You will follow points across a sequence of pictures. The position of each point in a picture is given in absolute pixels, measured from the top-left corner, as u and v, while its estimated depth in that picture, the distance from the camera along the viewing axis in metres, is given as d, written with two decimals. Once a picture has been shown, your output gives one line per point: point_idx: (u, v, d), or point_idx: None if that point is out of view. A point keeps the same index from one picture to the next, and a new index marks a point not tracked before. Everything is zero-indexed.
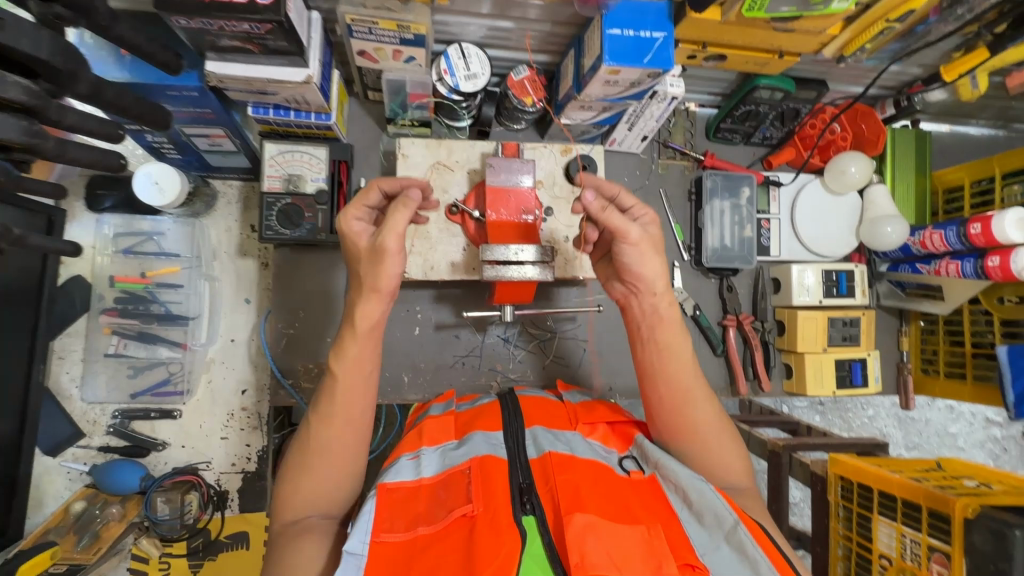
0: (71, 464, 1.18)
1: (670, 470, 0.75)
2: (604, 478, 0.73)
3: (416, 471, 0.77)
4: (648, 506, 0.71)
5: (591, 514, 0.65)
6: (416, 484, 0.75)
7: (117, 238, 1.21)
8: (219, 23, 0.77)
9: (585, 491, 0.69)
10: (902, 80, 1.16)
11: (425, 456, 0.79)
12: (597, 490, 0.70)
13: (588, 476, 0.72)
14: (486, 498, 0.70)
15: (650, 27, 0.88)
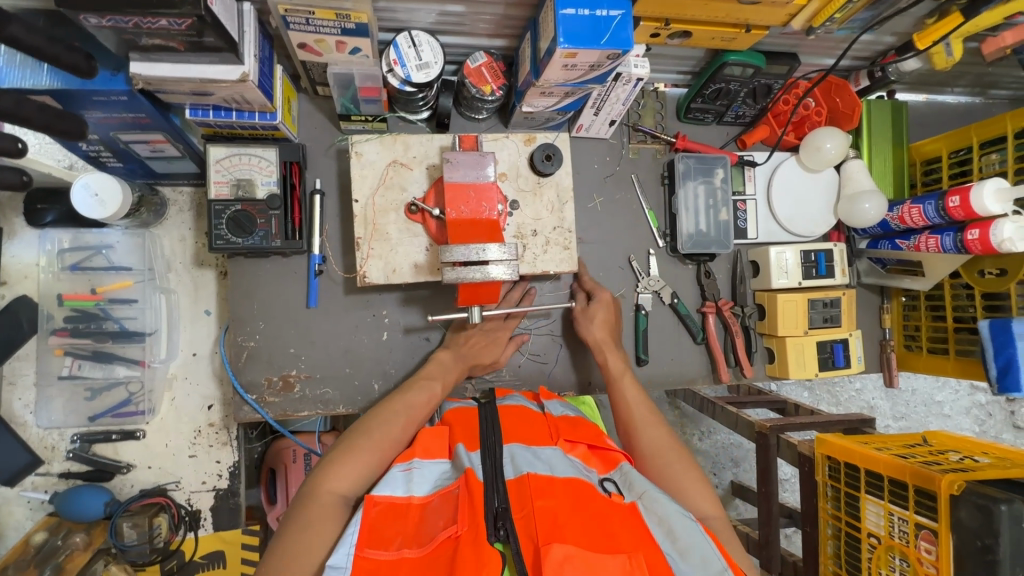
0: (31, 493, 1.13)
1: (654, 500, 0.72)
2: (585, 499, 0.69)
3: (407, 486, 0.74)
4: (631, 532, 0.67)
5: (570, 545, 0.61)
6: (406, 502, 0.72)
7: (63, 253, 1.14)
8: (135, 20, 0.71)
9: (565, 520, 0.65)
10: (876, 50, 1.11)
11: (417, 470, 0.76)
12: (578, 517, 0.66)
13: (567, 502, 0.68)
14: (471, 517, 0.66)
15: (607, 5, 0.82)
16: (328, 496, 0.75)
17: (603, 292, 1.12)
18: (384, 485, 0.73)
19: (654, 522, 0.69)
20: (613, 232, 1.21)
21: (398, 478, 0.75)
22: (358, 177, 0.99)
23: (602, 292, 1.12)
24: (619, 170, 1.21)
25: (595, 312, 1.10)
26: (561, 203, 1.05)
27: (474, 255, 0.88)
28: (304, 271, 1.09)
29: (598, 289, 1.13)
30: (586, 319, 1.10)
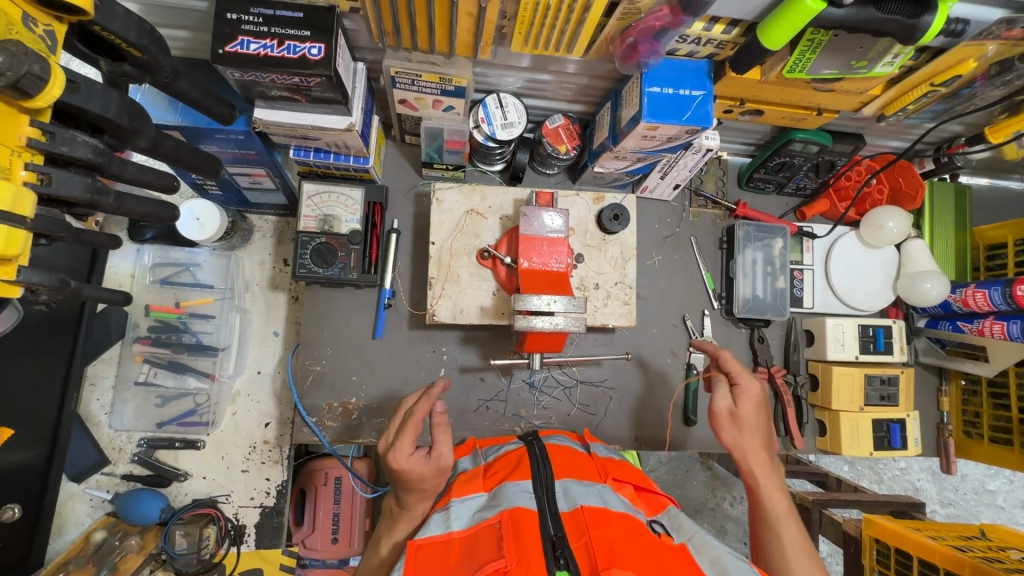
0: (94, 491, 1.19)
1: (704, 543, 0.72)
2: (638, 532, 0.70)
3: (445, 524, 0.75)
4: (688, 571, 0.67)
5: (629, 572, 0.62)
6: (448, 538, 0.72)
7: (155, 267, 1.24)
8: (271, 76, 0.80)
9: (621, 548, 0.66)
10: (943, 137, 1.14)
11: (454, 508, 0.78)
12: (633, 547, 0.67)
13: (622, 532, 0.69)
14: (519, 552, 0.67)
15: (690, 86, 0.87)
16: None
17: (751, 382, 0.89)
18: (423, 530, 0.74)
19: (706, 562, 0.70)
20: (669, 290, 1.24)
21: (435, 520, 0.76)
22: (435, 222, 1.06)
23: (749, 383, 0.89)
24: (678, 231, 1.25)
25: (741, 415, 0.87)
26: (624, 259, 1.09)
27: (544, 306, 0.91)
28: (373, 303, 1.15)
29: (744, 377, 0.89)
30: (732, 420, 0.88)
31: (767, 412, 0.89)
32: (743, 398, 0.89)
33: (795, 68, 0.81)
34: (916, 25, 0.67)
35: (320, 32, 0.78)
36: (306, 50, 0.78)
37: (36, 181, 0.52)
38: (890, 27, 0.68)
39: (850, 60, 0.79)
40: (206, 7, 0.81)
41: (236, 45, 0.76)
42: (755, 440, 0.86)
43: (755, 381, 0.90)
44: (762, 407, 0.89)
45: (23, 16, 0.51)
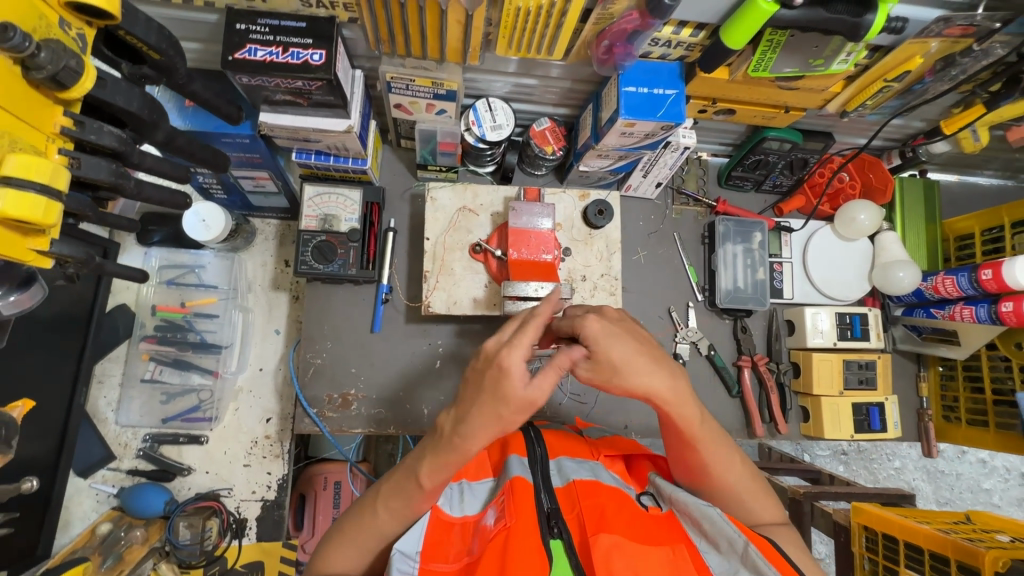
0: (100, 486, 1.22)
1: (690, 509, 0.74)
2: (629, 502, 0.72)
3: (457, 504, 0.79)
4: (676, 537, 0.69)
5: (617, 535, 0.65)
6: (464, 519, 0.76)
7: (162, 269, 1.29)
8: (276, 80, 0.87)
9: (612, 514, 0.68)
10: (906, 133, 1.21)
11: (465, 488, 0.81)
12: (624, 514, 0.69)
13: (613, 501, 0.71)
14: (518, 510, 0.68)
15: (663, 85, 0.95)
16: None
17: (591, 322, 0.71)
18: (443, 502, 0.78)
19: (692, 529, 0.73)
20: (655, 285, 1.29)
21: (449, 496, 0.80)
22: (430, 219, 1.12)
23: (587, 324, 0.72)
24: (662, 228, 1.32)
25: (614, 362, 0.71)
26: (609, 253, 1.15)
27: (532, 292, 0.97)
28: (371, 299, 1.20)
29: (583, 321, 0.71)
30: (611, 373, 0.72)
31: (620, 337, 0.74)
32: (603, 351, 0.71)
33: (759, 67, 0.88)
34: (860, 23, 0.74)
35: (322, 40, 0.85)
36: (309, 56, 0.85)
37: (67, 164, 0.58)
38: (838, 25, 0.75)
39: (808, 58, 0.86)
40: (217, 19, 0.88)
41: (245, 52, 0.83)
42: (648, 376, 0.73)
43: (593, 317, 0.72)
44: (624, 330, 0.74)
45: (60, 21, 0.58)
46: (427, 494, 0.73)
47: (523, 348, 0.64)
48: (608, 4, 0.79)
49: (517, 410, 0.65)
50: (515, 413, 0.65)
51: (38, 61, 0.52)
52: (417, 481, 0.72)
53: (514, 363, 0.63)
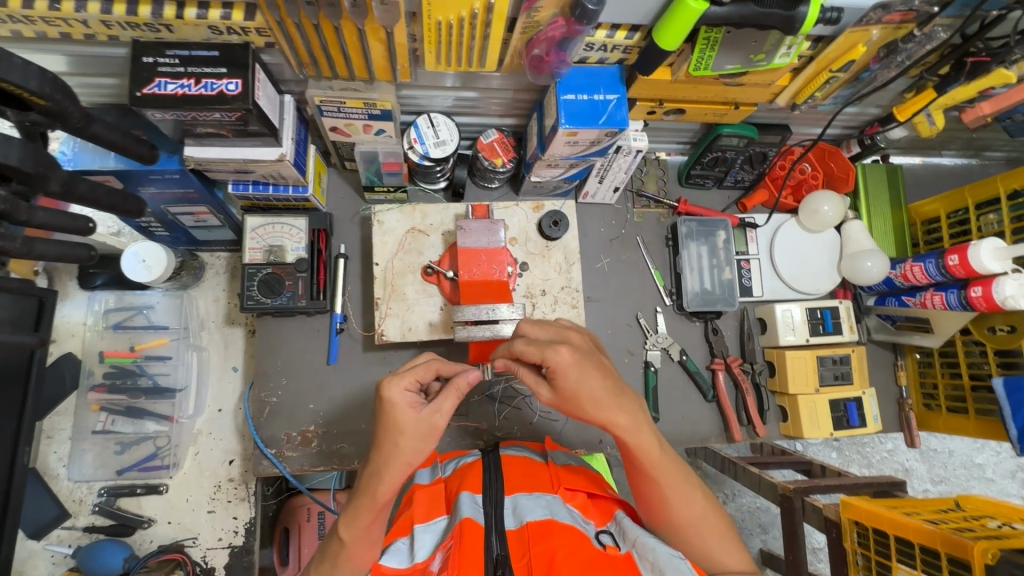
0: (55, 547, 1.16)
1: (648, 548, 0.71)
2: (584, 544, 0.69)
3: (410, 556, 0.74)
4: None
5: None
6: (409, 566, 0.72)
7: (108, 314, 1.24)
8: (192, 114, 0.82)
9: (561, 562, 0.66)
10: (863, 120, 1.19)
11: (417, 537, 0.76)
12: (575, 560, 0.66)
13: (565, 544, 0.68)
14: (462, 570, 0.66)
15: (604, 90, 0.91)
16: None
17: (557, 354, 0.70)
18: (389, 557, 0.74)
19: (647, 570, 0.69)
20: (620, 291, 1.26)
21: (401, 549, 0.76)
22: (379, 243, 1.07)
23: (557, 354, 0.70)
24: (624, 233, 1.28)
25: (567, 393, 0.71)
26: (568, 264, 1.11)
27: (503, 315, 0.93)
28: (326, 329, 1.16)
29: (549, 353, 0.70)
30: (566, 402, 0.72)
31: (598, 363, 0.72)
32: (563, 383, 0.70)
33: (699, 66, 0.84)
34: (794, 16, 0.70)
35: (237, 68, 0.80)
36: (223, 86, 0.80)
37: None
38: (771, 20, 0.71)
39: (748, 54, 0.83)
40: (125, 53, 0.83)
41: (154, 87, 0.78)
42: (604, 412, 0.72)
43: (564, 349, 0.70)
44: (597, 369, 0.72)
45: None
46: (356, 552, 0.75)
47: (408, 378, 0.72)
48: (531, 12, 0.75)
49: (418, 437, 0.70)
50: (416, 441, 0.70)
51: None
52: (339, 535, 0.75)
53: (399, 395, 0.70)
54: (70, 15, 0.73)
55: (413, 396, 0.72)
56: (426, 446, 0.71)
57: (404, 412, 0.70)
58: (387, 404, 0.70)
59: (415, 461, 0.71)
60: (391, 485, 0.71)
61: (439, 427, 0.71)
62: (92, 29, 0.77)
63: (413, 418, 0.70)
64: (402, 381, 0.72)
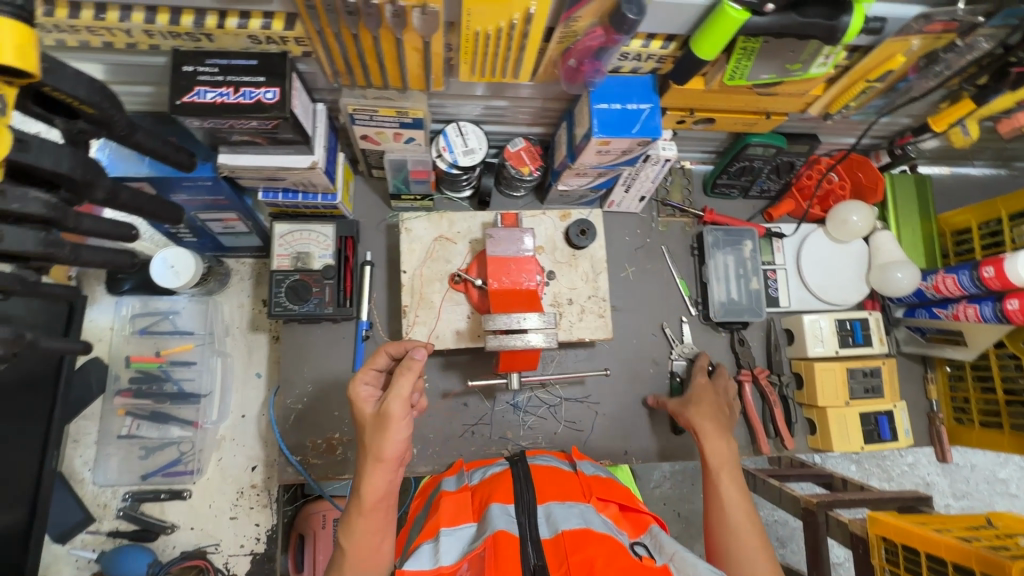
0: (80, 551, 1.16)
1: (686, 562, 0.70)
2: (621, 552, 0.69)
3: (434, 559, 0.73)
4: None
5: None
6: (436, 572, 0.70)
7: (135, 318, 1.25)
8: (229, 122, 0.82)
9: (601, 568, 0.66)
10: (894, 130, 1.17)
11: (442, 541, 0.75)
12: (613, 567, 0.66)
13: (603, 552, 0.68)
14: None
15: (637, 99, 0.91)
16: None
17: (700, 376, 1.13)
18: (412, 559, 0.72)
19: None
20: (645, 300, 1.25)
21: (425, 552, 0.74)
22: (406, 251, 1.08)
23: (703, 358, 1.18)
24: (649, 242, 1.27)
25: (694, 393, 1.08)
26: (595, 273, 1.10)
27: (538, 326, 0.92)
28: (351, 336, 1.16)
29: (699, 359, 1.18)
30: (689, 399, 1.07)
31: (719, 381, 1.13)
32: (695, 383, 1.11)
33: (735, 75, 0.84)
34: (837, 25, 0.70)
35: (276, 77, 0.81)
36: (261, 95, 0.80)
37: None
38: (813, 30, 0.71)
39: (785, 63, 0.82)
40: (164, 62, 0.84)
41: (194, 95, 0.79)
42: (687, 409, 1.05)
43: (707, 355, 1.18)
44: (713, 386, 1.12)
45: None
46: (360, 558, 0.75)
47: (370, 374, 0.80)
48: (570, 22, 0.75)
49: (376, 428, 0.74)
50: (375, 432, 0.74)
51: None
52: (339, 543, 0.75)
53: (360, 389, 0.79)
54: (115, 25, 0.74)
55: (373, 391, 0.79)
56: (384, 437, 0.73)
57: (364, 404, 0.77)
58: (352, 400, 0.79)
59: (382, 454, 0.73)
60: (372, 484, 0.74)
61: (390, 413, 0.73)
62: (134, 38, 0.78)
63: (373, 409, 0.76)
64: (365, 376, 0.80)
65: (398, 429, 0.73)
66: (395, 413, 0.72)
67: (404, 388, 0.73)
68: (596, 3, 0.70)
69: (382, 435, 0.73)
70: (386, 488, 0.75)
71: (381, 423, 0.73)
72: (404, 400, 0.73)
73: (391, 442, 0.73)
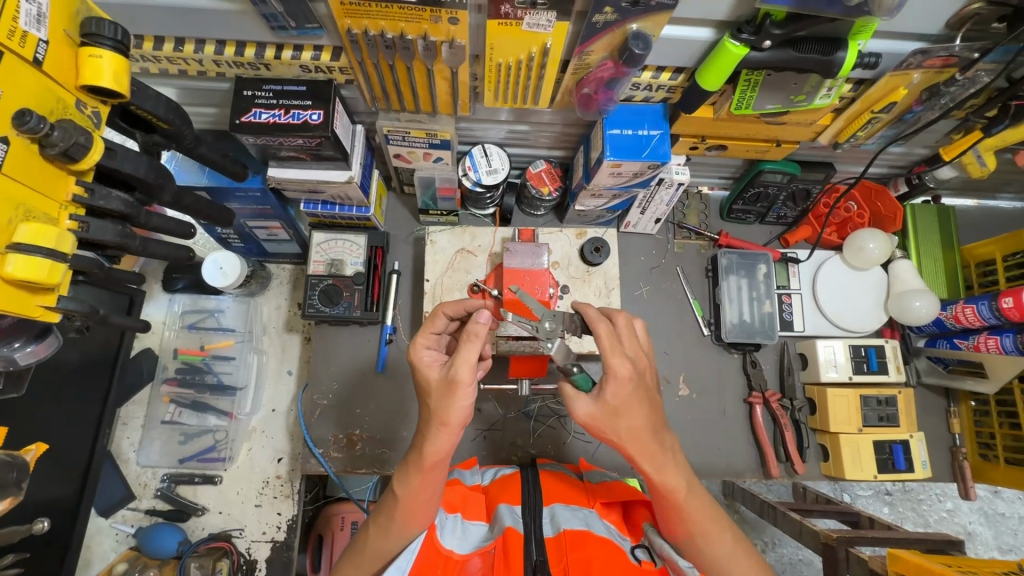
0: (120, 525, 1.26)
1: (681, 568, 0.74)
2: (619, 556, 0.75)
3: (453, 540, 0.81)
4: None
5: None
6: (449, 555, 0.78)
7: (185, 314, 1.38)
8: (279, 140, 0.93)
9: (597, 567, 0.72)
10: (911, 160, 1.19)
11: (460, 528, 0.84)
12: (609, 569, 0.72)
13: (601, 554, 0.74)
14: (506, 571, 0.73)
15: (648, 126, 0.97)
16: (374, 556, 0.81)
17: (623, 366, 0.69)
18: (443, 533, 0.82)
19: None
20: (658, 318, 1.28)
21: (448, 528, 0.83)
22: (430, 261, 1.16)
23: (600, 326, 0.73)
24: (664, 262, 1.31)
25: (613, 404, 0.70)
26: (608, 289, 1.15)
27: (540, 333, 0.84)
28: (376, 339, 1.24)
29: (614, 361, 0.69)
30: (607, 415, 0.71)
31: (631, 347, 0.74)
32: (609, 393, 0.70)
33: (741, 105, 0.89)
34: (832, 60, 0.75)
35: (321, 101, 0.92)
36: (308, 116, 0.91)
37: (76, 229, 0.64)
38: (810, 64, 0.76)
39: (789, 95, 0.86)
40: (227, 87, 0.96)
41: (251, 115, 0.90)
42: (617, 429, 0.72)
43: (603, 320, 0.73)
44: (642, 388, 0.71)
45: (77, 102, 0.64)
46: (411, 508, 0.77)
47: (430, 338, 0.83)
48: (583, 55, 0.82)
49: (441, 392, 0.73)
50: (441, 397, 0.73)
51: (50, 140, 0.58)
52: (394, 491, 0.79)
53: (422, 353, 0.80)
54: (190, 55, 0.86)
55: (435, 356, 0.80)
56: (449, 401, 0.72)
57: (429, 368, 0.78)
58: (414, 364, 0.79)
59: (448, 419, 0.72)
60: (434, 448, 0.74)
61: (456, 378, 0.71)
62: (205, 67, 0.90)
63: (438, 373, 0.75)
64: (425, 341, 0.82)
65: (463, 396, 0.71)
66: (462, 378, 0.71)
67: (471, 353, 0.71)
68: (608, 38, 0.78)
69: (446, 402, 0.72)
70: (446, 452, 0.75)
71: (447, 389, 0.72)
72: (471, 366, 0.71)
73: (455, 410, 0.72)
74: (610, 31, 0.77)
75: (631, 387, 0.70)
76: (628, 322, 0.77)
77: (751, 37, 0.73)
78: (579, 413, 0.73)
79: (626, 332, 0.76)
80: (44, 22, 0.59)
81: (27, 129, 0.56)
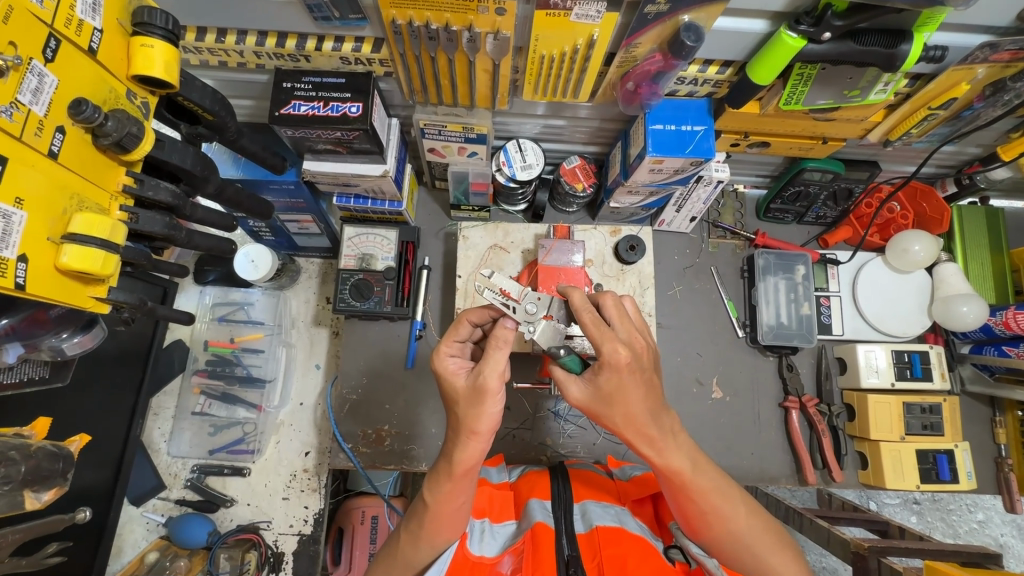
0: (151, 515, 1.28)
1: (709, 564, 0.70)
2: (654, 554, 0.72)
3: (479, 544, 0.79)
4: None
5: None
6: (480, 559, 0.76)
7: (215, 306, 1.38)
8: (317, 132, 0.92)
9: (632, 564, 0.70)
10: (961, 160, 1.15)
11: (490, 532, 0.82)
12: (645, 564, 0.70)
13: (636, 550, 0.72)
14: (535, 568, 0.71)
15: (692, 122, 0.94)
16: (405, 565, 0.79)
17: (615, 353, 0.64)
18: (473, 540, 0.80)
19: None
20: (690, 319, 1.25)
21: (475, 532, 0.82)
22: (462, 257, 1.14)
23: (583, 314, 0.67)
24: (698, 261, 1.28)
25: (605, 389, 0.68)
26: (642, 288, 1.12)
27: (519, 316, 0.75)
28: (405, 335, 1.24)
29: (606, 348, 0.65)
30: (600, 401, 0.69)
31: (625, 327, 0.69)
32: (603, 379, 0.67)
33: (791, 100, 0.86)
34: (896, 53, 0.72)
35: (360, 94, 0.91)
36: (347, 109, 0.90)
37: (127, 220, 0.64)
38: (872, 57, 0.73)
39: (843, 90, 0.83)
40: (265, 79, 0.96)
41: (290, 107, 0.90)
42: (613, 414, 0.69)
43: (585, 305, 0.67)
44: (639, 372, 0.67)
45: (127, 92, 0.64)
46: (442, 515, 0.75)
47: (454, 346, 0.78)
48: (631, 48, 0.80)
49: (471, 400, 0.70)
50: (469, 405, 0.70)
51: (105, 129, 0.59)
52: (425, 498, 0.76)
53: (447, 362, 0.75)
54: (231, 46, 0.86)
55: (460, 363, 0.76)
56: (478, 409, 0.69)
57: (455, 377, 0.74)
58: (440, 373, 0.75)
59: (477, 427, 0.70)
60: (465, 455, 0.71)
61: (486, 387, 0.68)
62: (245, 58, 0.89)
63: (466, 381, 0.72)
64: (448, 348, 0.77)
65: (493, 403, 0.69)
66: (492, 387, 0.68)
67: (501, 360, 0.69)
68: (658, 30, 0.76)
69: (476, 409, 0.69)
70: (481, 459, 0.73)
71: (475, 397, 0.69)
72: (500, 374, 0.69)
73: (486, 416, 0.69)
74: (660, 22, 0.74)
75: (627, 372, 0.66)
76: (617, 303, 0.71)
77: (810, 29, 0.70)
78: (573, 398, 0.71)
79: (616, 314, 0.70)
80: (98, 11, 0.59)
81: (82, 118, 0.57)
